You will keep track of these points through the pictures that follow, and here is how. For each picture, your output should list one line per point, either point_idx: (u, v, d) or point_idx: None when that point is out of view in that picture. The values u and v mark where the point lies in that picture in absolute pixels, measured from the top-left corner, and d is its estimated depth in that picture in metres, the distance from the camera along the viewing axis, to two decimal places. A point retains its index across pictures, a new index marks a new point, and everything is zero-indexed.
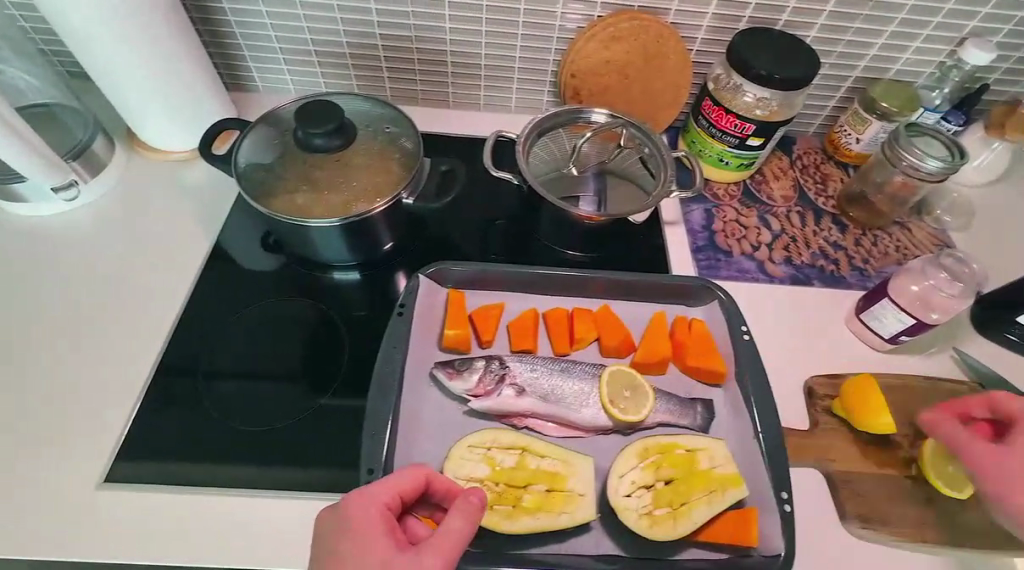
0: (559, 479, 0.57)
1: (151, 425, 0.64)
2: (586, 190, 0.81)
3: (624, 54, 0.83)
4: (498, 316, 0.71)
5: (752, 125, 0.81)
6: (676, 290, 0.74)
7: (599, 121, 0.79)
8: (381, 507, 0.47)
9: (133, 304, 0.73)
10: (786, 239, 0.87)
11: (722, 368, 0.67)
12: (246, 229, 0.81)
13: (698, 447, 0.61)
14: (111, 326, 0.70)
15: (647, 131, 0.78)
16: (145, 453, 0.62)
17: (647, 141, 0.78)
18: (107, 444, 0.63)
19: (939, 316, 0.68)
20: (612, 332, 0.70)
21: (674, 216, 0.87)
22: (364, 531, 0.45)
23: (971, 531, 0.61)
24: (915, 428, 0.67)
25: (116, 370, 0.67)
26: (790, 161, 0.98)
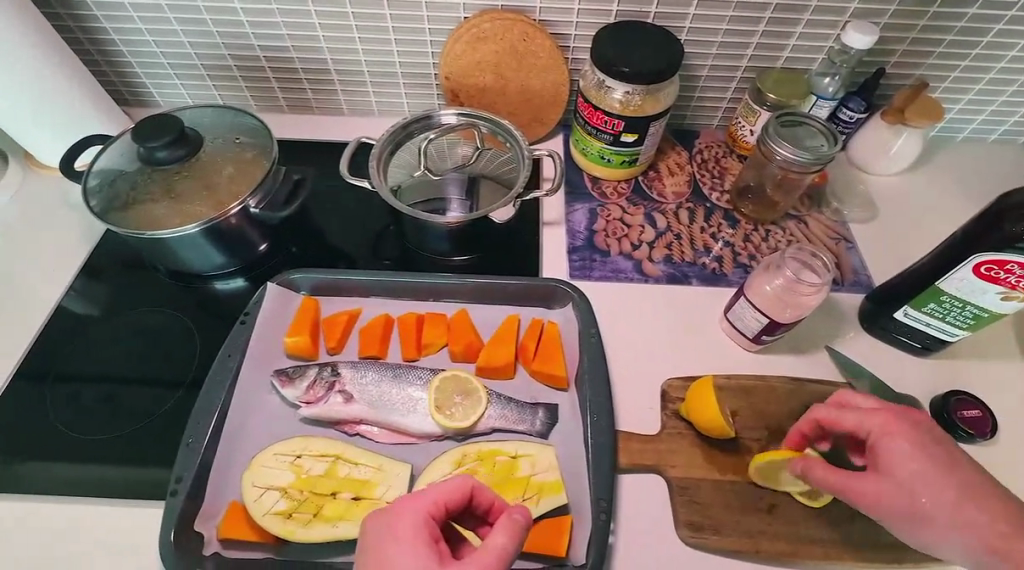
0: (367, 487, 0.57)
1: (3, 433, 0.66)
2: (452, 193, 0.80)
3: (494, 54, 0.82)
4: (347, 323, 0.71)
5: (622, 121, 0.79)
6: (533, 292, 0.73)
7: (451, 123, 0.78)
8: (431, 518, 0.44)
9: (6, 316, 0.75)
10: (670, 236, 0.84)
11: (564, 372, 0.66)
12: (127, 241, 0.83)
13: (520, 454, 0.61)
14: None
15: (499, 124, 0.77)
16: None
17: (506, 138, 0.77)
18: None
19: (793, 313, 0.65)
20: (459, 338, 0.69)
21: (555, 216, 0.86)
22: (402, 545, 0.42)
23: (811, 540, 0.58)
24: (769, 432, 0.65)
25: None
26: (689, 155, 0.95)
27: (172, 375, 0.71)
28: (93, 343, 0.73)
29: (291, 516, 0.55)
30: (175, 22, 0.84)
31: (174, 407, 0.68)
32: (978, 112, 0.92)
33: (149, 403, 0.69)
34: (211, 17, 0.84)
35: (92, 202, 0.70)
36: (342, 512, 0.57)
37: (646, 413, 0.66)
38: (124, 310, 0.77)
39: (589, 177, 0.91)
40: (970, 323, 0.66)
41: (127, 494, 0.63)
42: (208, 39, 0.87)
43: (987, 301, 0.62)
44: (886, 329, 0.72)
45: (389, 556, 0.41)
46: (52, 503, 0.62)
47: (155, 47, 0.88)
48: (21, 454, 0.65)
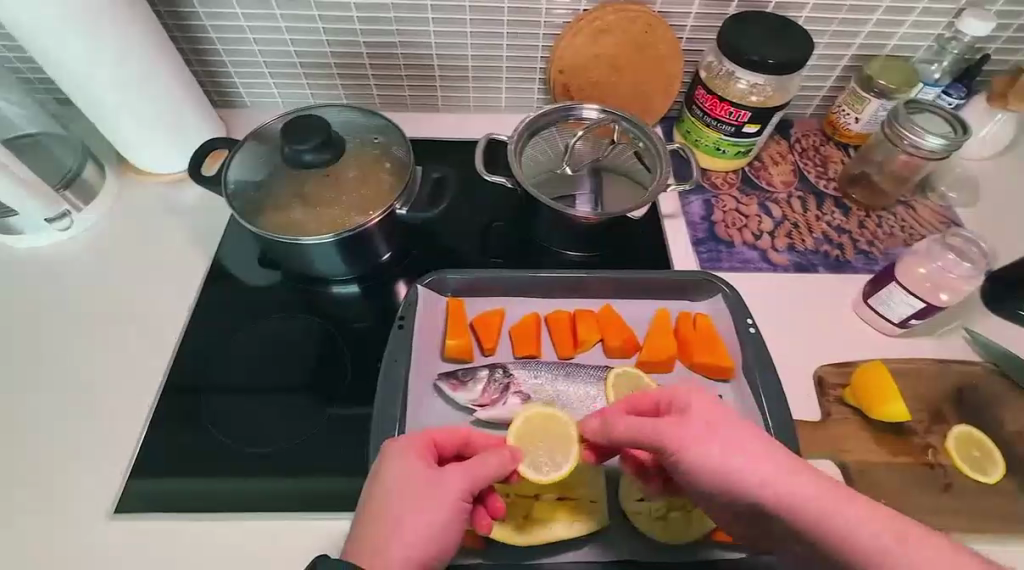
0: (569, 487, 0.56)
1: (154, 453, 0.64)
2: (582, 188, 0.79)
3: (612, 47, 0.82)
4: (499, 323, 0.70)
5: (748, 112, 0.79)
6: (679, 284, 0.73)
7: (591, 117, 0.77)
8: (423, 446, 0.51)
9: (130, 330, 0.72)
10: (788, 226, 0.85)
11: (729, 362, 0.66)
12: (241, 247, 0.80)
13: None
14: (114, 355, 0.70)
15: (641, 124, 0.76)
16: (153, 481, 0.62)
17: (640, 135, 0.77)
18: (113, 474, 0.63)
19: (948, 297, 0.67)
20: (614, 333, 0.69)
21: (673, 209, 0.86)
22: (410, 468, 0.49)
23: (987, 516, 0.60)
24: (929, 413, 0.66)
25: (118, 398, 0.67)
26: (789, 144, 0.96)
27: (319, 383, 0.69)
28: (231, 354, 0.71)
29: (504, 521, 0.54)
30: (281, 19, 0.81)
31: (330, 415, 0.67)
32: None
33: (304, 413, 0.67)
34: (320, 13, 0.81)
35: (233, 208, 0.68)
36: (549, 514, 0.55)
37: (805, 401, 0.67)
38: (254, 318, 0.75)
39: (698, 168, 0.91)
40: None
41: (301, 507, 0.61)
42: (312, 36, 0.84)
43: None
44: (1013, 306, 0.77)
45: (397, 475, 0.48)
46: (224, 521, 0.60)
47: (254, 45, 0.85)
48: (181, 472, 0.63)
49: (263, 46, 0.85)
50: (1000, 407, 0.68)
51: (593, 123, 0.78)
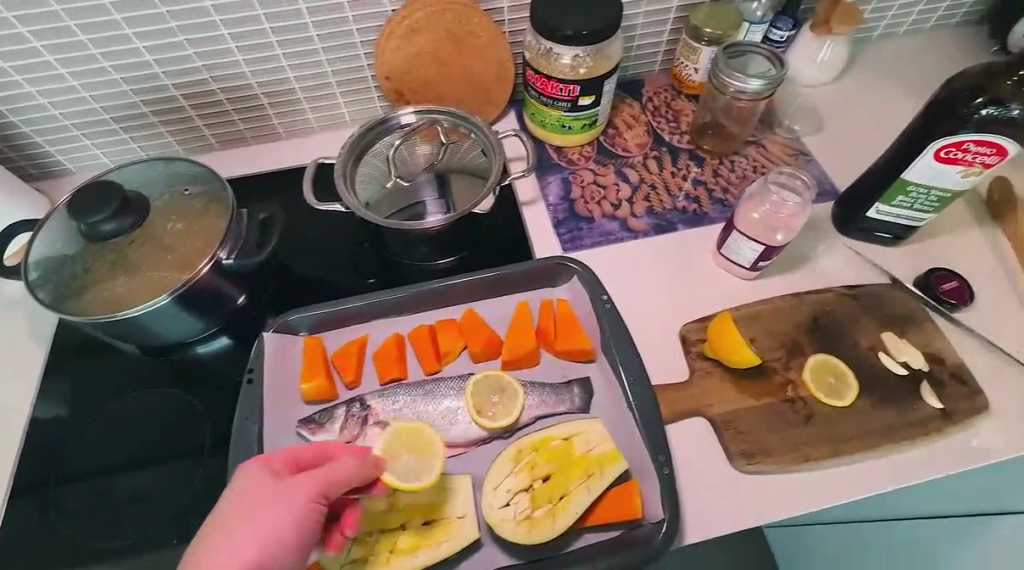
0: (435, 509, 0.57)
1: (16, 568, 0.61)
2: (426, 195, 0.77)
3: (430, 43, 0.79)
4: (359, 352, 0.68)
5: (577, 85, 0.78)
6: (534, 274, 0.73)
7: (411, 122, 0.76)
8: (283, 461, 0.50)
9: None
10: (645, 188, 0.85)
11: (588, 343, 0.66)
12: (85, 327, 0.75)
13: (572, 432, 0.60)
14: None
15: (466, 117, 0.75)
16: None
17: (470, 126, 0.76)
18: None
19: (784, 235, 0.69)
20: (476, 338, 0.68)
21: (531, 195, 0.85)
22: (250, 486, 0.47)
23: (849, 437, 0.63)
24: (787, 349, 0.68)
25: None
26: (640, 106, 0.96)
27: (187, 452, 0.67)
28: (85, 442, 0.67)
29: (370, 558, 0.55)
30: (73, 78, 0.76)
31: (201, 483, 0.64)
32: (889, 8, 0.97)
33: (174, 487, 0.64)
34: (111, 63, 0.75)
35: (40, 295, 0.63)
36: (417, 541, 0.56)
37: (671, 362, 0.68)
38: (109, 399, 0.71)
39: (553, 147, 0.90)
40: (937, 205, 0.70)
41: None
42: (114, 88, 0.78)
43: (951, 182, 0.66)
44: (861, 227, 0.77)
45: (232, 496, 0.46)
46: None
47: (52, 108, 0.78)
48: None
49: (64, 108, 0.79)
50: (854, 328, 0.70)
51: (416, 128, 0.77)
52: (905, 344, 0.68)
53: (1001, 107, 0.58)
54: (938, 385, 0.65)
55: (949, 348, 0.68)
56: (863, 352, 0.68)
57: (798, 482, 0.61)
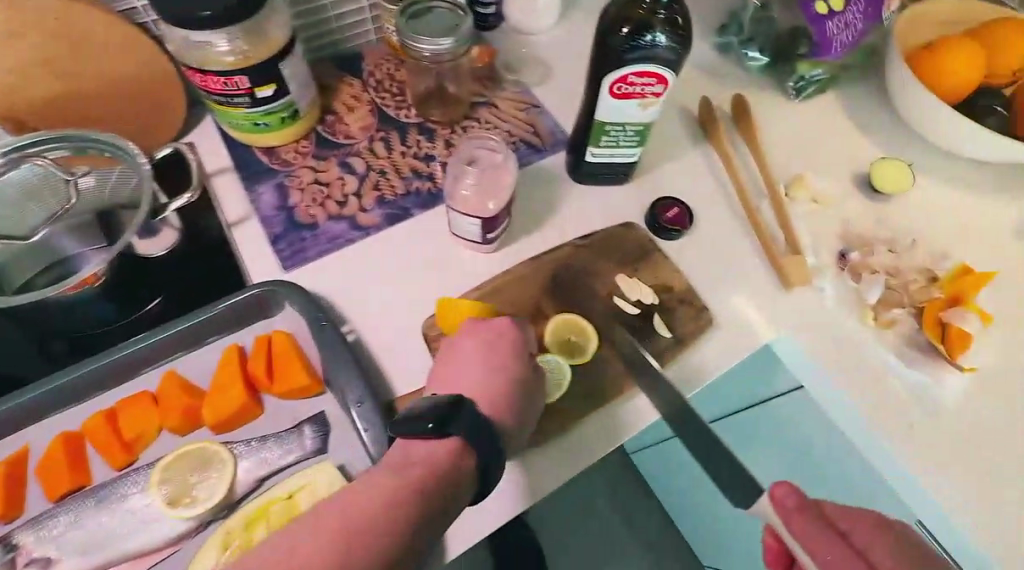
0: None
1: None
2: (74, 246, 0.63)
3: (22, 49, 0.62)
4: (13, 473, 0.54)
5: (243, 77, 0.66)
6: (233, 311, 0.61)
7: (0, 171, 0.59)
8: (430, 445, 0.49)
9: None
10: (374, 176, 0.77)
11: (306, 378, 0.57)
12: None
13: (296, 489, 0.54)
14: None
15: (83, 137, 0.60)
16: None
17: (85, 144, 0.61)
18: None
19: (496, 204, 0.65)
20: (171, 409, 0.56)
21: (239, 212, 0.72)
22: (498, 339, 0.59)
23: (593, 392, 0.63)
24: (529, 318, 0.66)
25: None
26: (361, 82, 0.85)
27: None
28: None
29: None
30: None
31: None
32: None
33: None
34: None
35: None
36: None
37: (415, 365, 0.63)
38: None
39: (262, 149, 0.77)
40: (638, 139, 0.70)
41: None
42: None
43: (637, 116, 0.66)
44: (594, 176, 0.77)
45: (459, 353, 0.59)
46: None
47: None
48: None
49: None
50: (592, 278, 0.69)
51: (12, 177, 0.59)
52: (637, 282, 0.69)
53: (647, 35, 0.58)
54: (669, 314, 0.68)
55: (677, 274, 0.71)
56: (600, 301, 0.68)
57: (552, 453, 0.61)
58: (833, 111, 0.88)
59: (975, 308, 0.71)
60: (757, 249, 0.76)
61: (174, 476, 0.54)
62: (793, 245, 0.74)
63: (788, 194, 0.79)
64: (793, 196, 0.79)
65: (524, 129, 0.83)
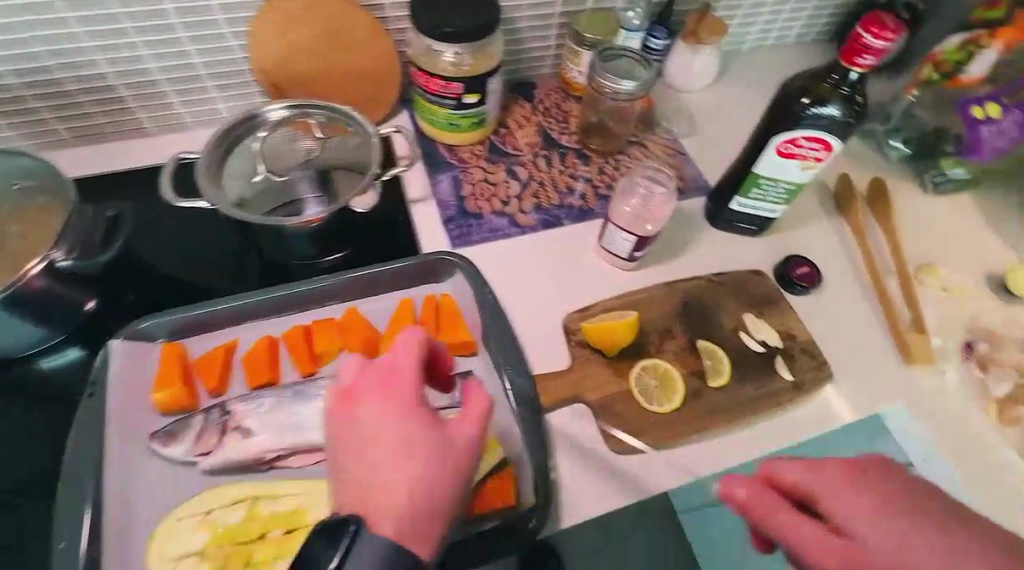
0: (295, 518, 0.56)
1: None
2: (304, 192, 0.73)
3: (309, 36, 0.78)
4: (225, 357, 0.64)
5: (459, 83, 0.79)
6: (416, 270, 0.71)
7: (280, 117, 0.74)
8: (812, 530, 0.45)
9: None
10: (535, 186, 0.87)
11: (468, 337, 0.66)
12: None
13: (450, 427, 0.62)
14: None
15: (333, 108, 0.75)
16: None
17: (342, 119, 0.75)
18: None
19: (653, 226, 0.73)
20: (353, 338, 0.66)
21: (421, 191, 0.84)
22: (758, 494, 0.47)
23: (718, 410, 0.67)
24: (661, 334, 0.72)
25: None
26: (532, 106, 0.98)
27: (22, 497, 0.60)
28: None
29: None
30: None
31: (40, 512, 0.59)
32: (753, 20, 1.06)
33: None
34: None
35: None
36: (273, 550, 0.56)
37: (554, 351, 0.70)
38: None
39: (446, 146, 0.90)
40: (786, 197, 0.77)
41: None
42: None
43: (794, 175, 0.73)
44: (729, 221, 0.83)
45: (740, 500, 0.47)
46: None
47: None
48: None
49: None
50: (721, 312, 0.75)
51: (286, 123, 0.75)
52: (763, 323, 0.74)
53: (824, 107, 0.65)
54: (790, 359, 0.72)
55: (801, 326, 0.75)
56: (730, 336, 0.73)
57: (664, 464, 0.64)
58: (967, 211, 0.91)
59: None
60: (880, 321, 0.79)
61: None
62: (917, 324, 0.77)
63: (917, 277, 0.82)
64: (921, 279, 0.82)
65: (672, 172, 0.91)
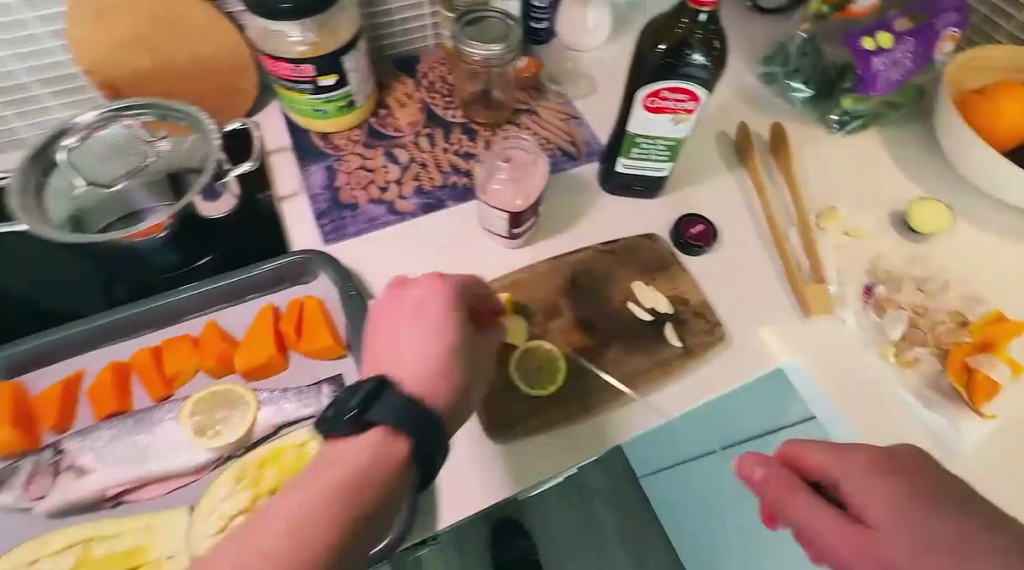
0: (139, 554, 0.52)
1: None
2: (143, 202, 0.68)
3: (133, 29, 0.71)
4: (65, 391, 0.60)
5: (309, 65, 0.73)
6: (274, 274, 0.66)
7: (97, 123, 0.68)
8: None
9: None
10: (415, 168, 0.82)
11: (330, 341, 0.62)
12: None
13: (308, 439, 0.57)
14: None
15: (158, 104, 0.69)
16: None
17: (169, 114, 0.69)
18: None
19: (525, 201, 0.68)
20: (207, 357, 0.61)
21: (291, 187, 0.79)
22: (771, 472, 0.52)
23: (603, 386, 0.64)
24: (544, 312, 0.69)
25: None
26: (415, 82, 0.92)
27: None
28: None
29: None
30: None
31: None
32: None
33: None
34: None
35: None
36: None
37: None
38: None
39: (319, 134, 0.84)
40: (668, 154, 0.72)
41: None
42: None
43: (669, 131, 0.69)
44: (620, 184, 0.79)
45: None
46: None
47: None
48: None
49: None
50: (608, 282, 0.72)
51: (106, 129, 0.68)
52: (653, 290, 0.71)
53: (683, 54, 0.61)
54: (680, 324, 0.69)
55: (693, 288, 0.72)
56: (618, 307, 0.70)
57: (543, 448, 0.62)
58: (875, 149, 0.88)
59: (1009, 358, 0.67)
60: (780, 274, 0.76)
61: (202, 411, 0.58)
62: (816, 275, 0.74)
63: (819, 225, 0.79)
64: (823, 226, 0.79)
65: (563, 138, 0.86)
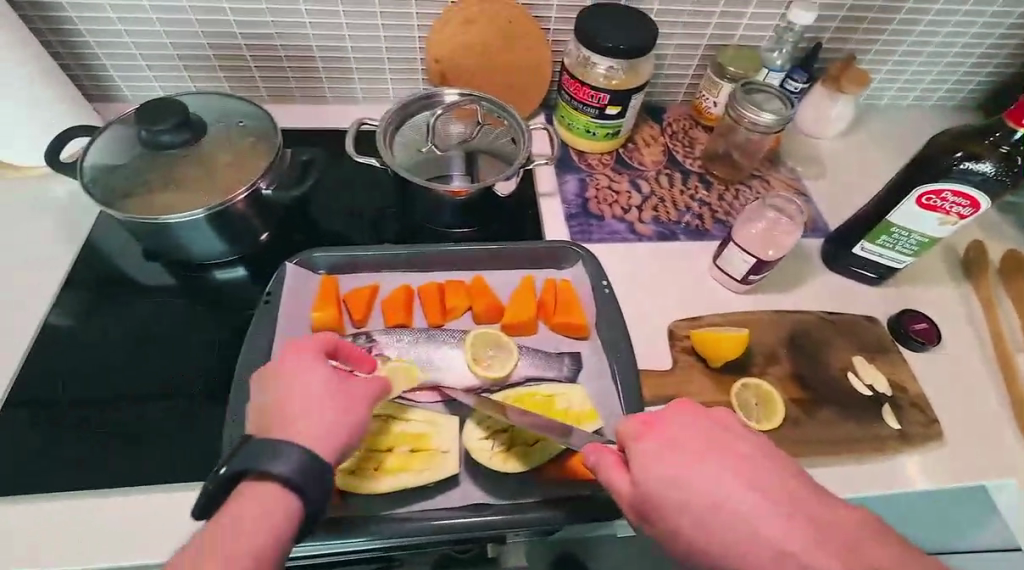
0: (423, 439, 0.63)
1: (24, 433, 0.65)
2: (453, 169, 0.84)
3: (482, 36, 0.88)
4: (371, 296, 0.73)
5: (606, 95, 0.86)
6: (541, 253, 0.78)
7: (450, 100, 0.83)
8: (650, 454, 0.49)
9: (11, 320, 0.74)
10: (655, 200, 0.92)
11: (584, 321, 0.71)
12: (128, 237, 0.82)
13: (556, 393, 0.68)
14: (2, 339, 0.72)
15: (499, 103, 0.82)
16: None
17: (499, 112, 0.82)
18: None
19: (775, 253, 0.75)
20: (482, 303, 0.73)
21: (550, 187, 0.91)
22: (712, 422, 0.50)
23: (816, 440, 0.67)
24: (765, 356, 0.74)
25: None
26: (661, 128, 1.03)
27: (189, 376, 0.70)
28: (104, 337, 0.73)
29: (358, 471, 0.60)
30: (157, 23, 0.84)
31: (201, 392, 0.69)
32: (896, 78, 1.06)
33: (161, 400, 0.68)
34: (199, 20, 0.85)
35: (93, 192, 0.68)
36: (402, 464, 0.61)
37: (658, 353, 0.74)
38: (134, 303, 0.77)
39: (577, 151, 0.97)
40: (915, 249, 0.77)
41: None
42: (186, 28, 0.85)
43: (929, 228, 0.73)
44: (849, 264, 0.83)
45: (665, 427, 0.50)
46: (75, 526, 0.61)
47: (119, 25, 0.84)
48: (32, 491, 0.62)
49: (143, 48, 0.87)
50: (828, 348, 0.75)
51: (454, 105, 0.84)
52: (872, 368, 0.74)
53: (977, 164, 0.66)
54: (897, 408, 0.71)
55: (913, 379, 0.74)
56: (836, 373, 0.73)
57: None
58: None
59: None
60: (1000, 393, 0.76)
61: (476, 346, 0.70)
62: None
63: None
64: None
65: None
